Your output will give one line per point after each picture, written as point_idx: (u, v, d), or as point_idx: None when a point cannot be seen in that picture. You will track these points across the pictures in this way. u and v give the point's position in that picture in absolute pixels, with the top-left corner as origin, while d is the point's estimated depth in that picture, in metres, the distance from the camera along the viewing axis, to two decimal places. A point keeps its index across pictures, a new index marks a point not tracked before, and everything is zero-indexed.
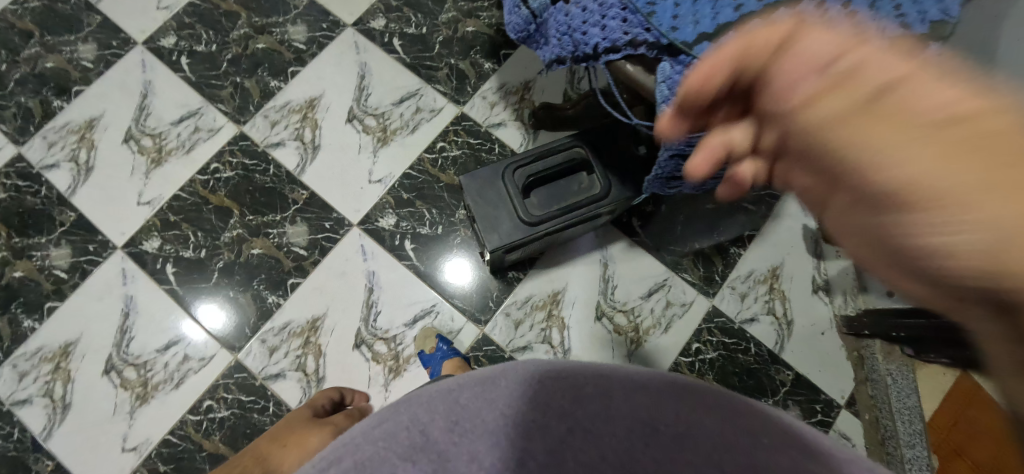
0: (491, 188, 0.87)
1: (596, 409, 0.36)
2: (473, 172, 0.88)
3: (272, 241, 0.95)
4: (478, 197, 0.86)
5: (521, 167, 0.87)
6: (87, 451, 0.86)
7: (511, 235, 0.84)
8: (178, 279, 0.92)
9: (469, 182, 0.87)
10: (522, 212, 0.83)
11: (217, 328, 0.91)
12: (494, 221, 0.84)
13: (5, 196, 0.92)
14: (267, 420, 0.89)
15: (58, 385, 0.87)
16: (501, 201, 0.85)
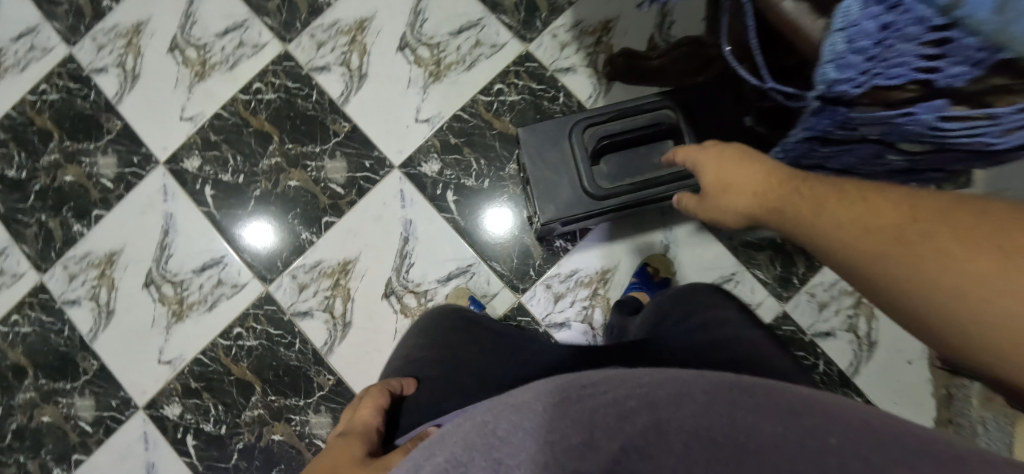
0: (554, 145, 0.76)
1: (636, 396, 0.35)
2: (538, 125, 0.77)
3: (310, 175, 0.89)
4: (538, 158, 0.76)
5: (593, 124, 0.75)
6: (128, 357, 0.89)
7: (568, 208, 0.75)
8: (216, 203, 0.89)
9: (529, 138, 0.77)
10: (587, 184, 0.73)
11: (262, 246, 0.89)
12: (553, 189, 0.75)
13: (57, 97, 0.91)
14: (293, 356, 0.88)
15: (103, 292, 0.90)
16: (563, 166, 0.75)
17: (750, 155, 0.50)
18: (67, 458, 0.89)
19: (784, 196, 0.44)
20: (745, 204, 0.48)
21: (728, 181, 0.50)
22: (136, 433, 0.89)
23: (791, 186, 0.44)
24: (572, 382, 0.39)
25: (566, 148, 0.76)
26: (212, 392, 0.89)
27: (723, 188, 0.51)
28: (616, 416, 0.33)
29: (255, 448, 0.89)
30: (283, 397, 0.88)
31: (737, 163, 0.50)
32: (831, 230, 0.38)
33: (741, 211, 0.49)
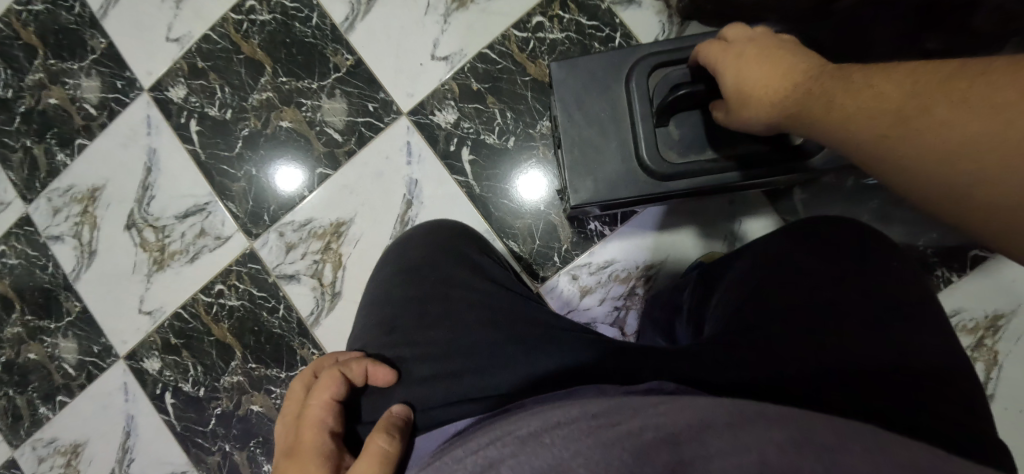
0: (605, 94, 0.56)
1: (654, 427, 0.31)
2: (583, 63, 0.56)
3: (304, 115, 0.77)
4: (578, 110, 0.56)
5: (666, 69, 0.54)
6: (108, 302, 0.83)
7: (614, 187, 0.55)
8: (202, 141, 0.79)
9: (570, 80, 0.56)
10: (647, 155, 0.54)
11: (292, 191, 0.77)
12: (594, 158, 0.55)
13: (43, 9, 0.82)
14: (276, 323, 0.78)
15: (86, 230, 0.83)
16: (612, 127, 0.55)
17: (771, 53, 0.45)
18: (53, 398, 0.86)
19: (815, 95, 0.40)
20: (792, 104, 0.42)
21: (751, 87, 0.45)
22: (115, 383, 0.83)
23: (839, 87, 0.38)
24: (596, 409, 0.36)
25: (623, 100, 0.55)
26: (191, 350, 0.81)
27: (760, 90, 0.44)
28: (631, 446, 0.30)
29: (233, 416, 0.80)
30: (264, 366, 0.79)
31: (758, 65, 0.45)
32: (881, 133, 0.34)
33: (777, 111, 0.43)
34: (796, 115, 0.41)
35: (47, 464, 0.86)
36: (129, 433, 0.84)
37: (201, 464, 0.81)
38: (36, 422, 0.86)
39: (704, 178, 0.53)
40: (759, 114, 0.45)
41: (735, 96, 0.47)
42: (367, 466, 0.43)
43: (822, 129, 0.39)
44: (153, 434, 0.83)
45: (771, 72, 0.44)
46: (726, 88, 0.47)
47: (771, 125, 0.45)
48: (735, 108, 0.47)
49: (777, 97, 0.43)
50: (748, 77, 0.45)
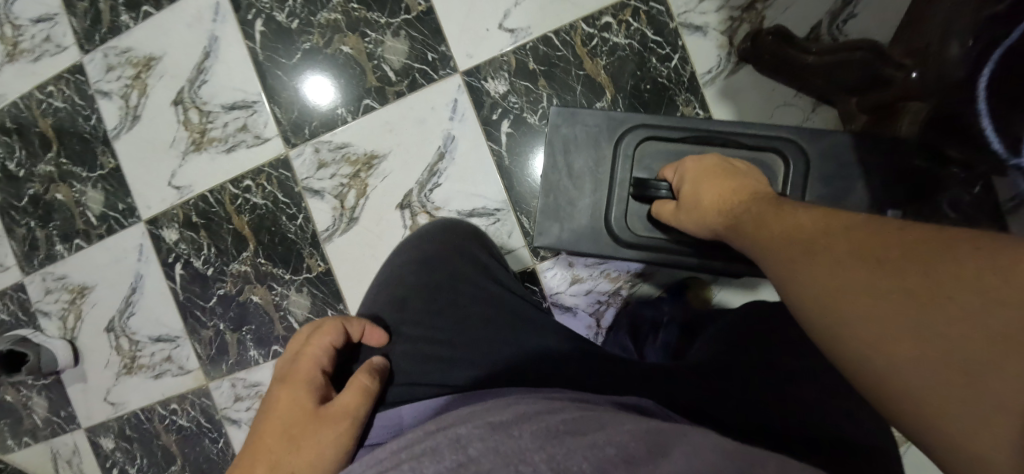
0: (593, 148, 0.66)
1: (617, 444, 0.35)
2: (579, 122, 0.67)
3: (365, 46, 0.80)
4: (562, 162, 0.67)
5: (652, 140, 0.65)
6: (140, 167, 0.88)
7: (576, 237, 0.66)
8: (262, 41, 0.83)
9: (563, 129, 0.68)
10: (614, 220, 0.65)
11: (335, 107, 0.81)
12: (566, 206, 0.67)
13: None
14: (292, 229, 0.84)
15: (134, 95, 0.87)
16: (590, 184, 0.66)
17: (727, 174, 0.53)
18: (70, 240, 0.92)
19: (762, 218, 0.44)
20: (747, 221, 0.46)
21: (706, 189, 0.52)
22: (132, 242, 0.90)
23: (780, 223, 0.41)
24: (568, 418, 0.40)
25: (607, 161, 0.66)
26: (209, 232, 0.87)
27: (716, 201, 0.51)
28: (593, 457, 0.34)
29: (233, 300, 0.87)
30: (271, 264, 0.85)
31: (717, 174, 0.54)
32: (790, 265, 0.37)
33: (730, 225, 0.48)
34: (746, 232, 0.45)
35: (54, 295, 0.94)
36: (134, 290, 0.91)
37: (194, 334, 0.89)
38: (51, 256, 0.93)
39: (655, 253, 0.63)
40: (708, 218, 0.51)
41: (694, 193, 0.53)
42: (352, 396, 0.51)
43: (760, 250, 0.41)
44: (156, 296, 0.90)
45: (726, 186, 0.52)
46: (688, 185, 0.55)
47: (721, 234, 0.50)
48: (692, 199, 0.53)
49: (732, 212, 0.49)
50: (712, 184, 0.52)
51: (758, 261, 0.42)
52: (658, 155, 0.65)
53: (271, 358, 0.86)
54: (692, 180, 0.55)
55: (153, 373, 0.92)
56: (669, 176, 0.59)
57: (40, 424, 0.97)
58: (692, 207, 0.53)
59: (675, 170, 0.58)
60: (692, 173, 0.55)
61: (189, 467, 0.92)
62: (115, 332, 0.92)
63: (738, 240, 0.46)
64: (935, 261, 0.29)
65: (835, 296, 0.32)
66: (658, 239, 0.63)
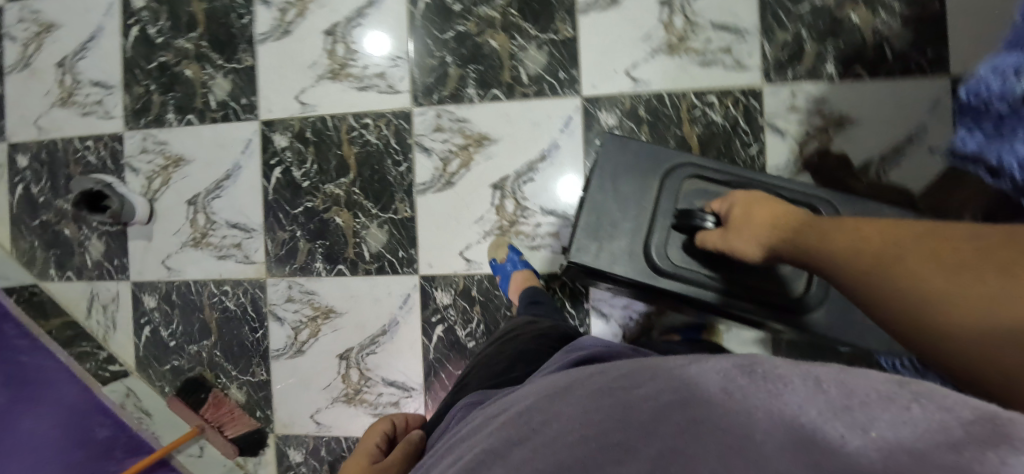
0: (640, 181, 0.75)
1: (600, 421, 0.35)
2: (632, 152, 0.76)
3: (511, 47, 0.93)
4: (610, 187, 0.75)
5: (694, 180, 0.75)
6: (275, 76, 0.98)
7: (613, 258, 0.74)
8: (424, 11, 0.95)
9: (617, 156, 0.76)
10: (651, 248, 0.74)
11: (467, 87, 0.94)
12: (608, 227, 0.75)
13: None
14: (394, 174, 0.95)
15: (292, 13, 0.98)
16: (634, 211, 0.75)
17: (777, 202, 0.65)
18: (183, 113, 1.01)
19: (827, 233, 0.53)
20: (812, 235, 0.55)
21: (757, 212, 0.64)
22: (242, 136, 0.99)
23: (849, 235, 0.50)
24: (581, 388, 0.41)
25: (652, 195, 0.75)
26: (317, 150, 0.97)
27: (772, 222, 0.61)
28: (573, 437, 0.35)
29: (317, 215, 0.97)
30: (363, 196, 0.96)
31: (764, 204, 0.64)
32: (867, 266, 0.45)
33: (794, 239, 0.57)
34: (814, 245, 0.53)
35: (148, 156, 1.02)
36: (228, 176, 1.00)
37: (270, 233, 0.98)
38: (158, 121, 1.01)
39: (682, 284, 0.73)
40: (766, 233, 0.61)
41: (752, 212, 0.64)
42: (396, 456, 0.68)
43: (831, 259, 0.50)
44: (246, 189, 0.99)
45: (775, 211, 0.63)
46: (740, 208, 0.66)
47: (784, 247, 0.59)
48: (751, 219, 0.64)
49: (799, 228, 0.58)
50: (767, 208, 0.63)
51: (831, 270, 0.50)
52: (699, 194, 0.75)
53: (334, 274, 0.97)
54: (743, 206, 0.66)
55: (217, 254, 1.00)
56: (722, 202, 0.71)
57: (90, 264, 1.04)
58: (748, 224, 0.64)
59: (730, 197, 0.70)
60: (743, 198, 0.67)
61: (220, 346, 1.01)
62: (196, 206, 1.01)
63: (805, 250, 0.55)
64: (995, 245, 0.37)
65: (912, 286, 0.41)
66: (687, 271, 0.73)
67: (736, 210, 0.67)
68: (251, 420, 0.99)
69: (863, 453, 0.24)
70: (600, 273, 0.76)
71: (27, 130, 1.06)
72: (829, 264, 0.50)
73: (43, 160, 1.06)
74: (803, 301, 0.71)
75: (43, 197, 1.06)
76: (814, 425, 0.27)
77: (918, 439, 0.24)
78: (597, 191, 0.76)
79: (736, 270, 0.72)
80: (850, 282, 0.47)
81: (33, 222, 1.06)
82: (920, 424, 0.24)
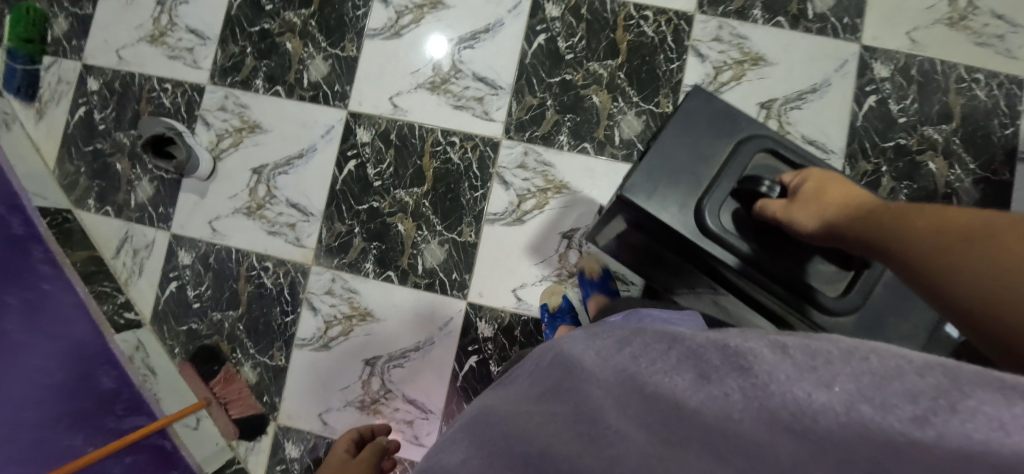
0: (714, 136, 0.67)
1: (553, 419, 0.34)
2: (717, 106, 0.68)
3: (612, 108, 0.95)
4: (683, 135, 0.67)
5: (770, 153, 0.67)
6: (374, 73, 0.99)
7: (663, 205, 0.65)
8: (536, 51, 0.97)
9: (698, 107, 0.68)
10: (707, 205, 0.65)
11: (560, 134, 0.95)
12: (668, 173, 0.66)
13: None
14: (468, 198, 0.95)
15: (408, 17, 0.99)
16: (699, 167, 0.66)
17: (852, 187, 0.55)
18: (272, 83, 1.00)
19: (894, 209, 0.45)
20: (880, 209, 0.47)
21: (822, 192, 0.55)
22: (326, 121, 0.99)
23: (925, 209, 0.41)
24: (561, 376, 0.39)
25: (722, 154, 0.67)
26: (398, 154, 0.97)
27: (835, 203, 0.53)
28: (518, 430, 0.35)
29: (379, 215, 0.96)
30: (431, 210, 0.95)
31: (841, 185, 0.56)
32: (930, 244, 0.38)
33: (852, 216, 0.49)
34: (876, 217, 0.46)
35: (225, 115, 1.01)
36: (301, 155, 0.99)
37: (328, 222, 0.97)
38: (245, 84, 1.01)
39: (721, 250, 0.64)
40: (820, 212, 0.54)
41: (818, 189, 0.56)
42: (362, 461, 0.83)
43: (889, 230, 0.43)
44: (315, 173, 0.98)
45: (842, 195, 0.54)
46: (805, 184, 0.58)
47: (837, 223, 0.51)
48: (811, 194, 0.56)
49: (867, 205, 0.50)
50: (833, 190, 0.55)
51: (886, 244, 0.43)
52: (767, 168, 0.67)
53: (381, 279, 0.95)
54: (811, 184, 0.57)
55: (269, 228, 0.98)
56: (789, 178, 0.62)
57: (133, 205, 1.02)
58: (803, 199, 0.56)
59: (802, 173, 0.61)
60: (813, 175, 0.59)
61: (245, 320, 0.98)
62: (260, 176, 0.99)
63: (861, 223, 0.47)
64: None
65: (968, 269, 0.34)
66: (732, 238, 0.64)
67: (799, 186, 0.59)
68: (256, 404, 0.96)
69: (828, 418, 0.22)
70: (641, 215, 0.67)
71: (107, 56, 1.05)
72: (883, 236, 0.43)
73: (114, 90, 1.05)
74: (838, 306, 0.63)
75: (104, 125, 1.04)
76: (780, 391, 0.24)
77: (877, 388, 0.21)
78: (666, 132, 0.68)
79: (779, 248, 0.64)
80: (905, 259, 0.40)
81: (86, 148, 1.05)
82: (876, 370, 0.22)
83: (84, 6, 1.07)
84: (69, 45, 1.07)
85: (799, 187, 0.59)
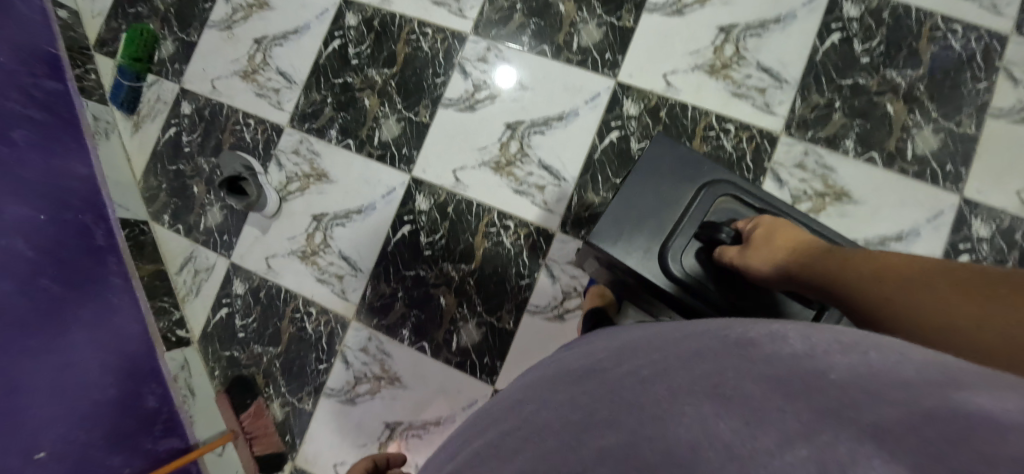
0: (676, 184, 0.71)
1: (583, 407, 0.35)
2: (679, 152, 0.72)
3: None
4: (649, 184, 0.71)
5: (729, 198, 0.71)
6: (441, 143, 1.00)
7: (627, 251, 0.70)
8: (606, 148, 0.95)
9: (662, 154, 0.72)
10: (668, 251, 0.69)
11: None
12: (632, 218, 0.71)
13: None
14: (513, 285, 0.95)
15: (484, 92, 1.00)
16: (664, 214, 0.70)
17: (796, 230, 0.62)
18: (345, 135, 1.04)
19: (856, 262, 0.51)
20: (840, 264, 0.53)
21: (779, 237, 0.61)
22: (389, 183, 1.01)
23: (876, 266, 0.49)
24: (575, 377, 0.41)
25: (683, 203, 0.71)
26: (452, 228, 0.97)
27: (791, 250, 0.60)
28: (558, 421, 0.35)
29: (423, 284, 0.98)
30: (475, 290, 0.96)
31: (788, 229, 0.62)
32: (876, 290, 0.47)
33: (817, 269, 0.55)
34: (842, 274, 0.52)
35: (298, 159, 1.05)
36: (360, 211, 1.01)
37: (375, 282, 0.99)
38: (320, 132, 1.05)
39: (686, 292, 0.69)
40: (784, 260, 0.59)
41: (772, 235, 0.62)
42: None
43: (855, 288, 0.49)
44: (370, 232, 1.01)
45: (796, 240, 0.61)
46: (759, 231, 0.63)
47: (803, 276, 0.57)
48: (770, 242, 0.61)
49: (824, 255, 0.56)
50: (787, 237, 0.61)
51: (850, 298, 0.50)
52: (727, 212, 0.71)
53: (415, 348, 0.97)
54: (763, 229, 0.63)
55: (319, 275, 1.02)
56: (742, 223, 0.68)
57: (201, 228, 1.08)
58: (763, 247, 0.61)
59: (751, 220, 0.67)
60: (764, 220, 0.65)
61: (282, 358, 1.02)
62: (319, 223, 1.03)
63: (828, 277, 0.53)
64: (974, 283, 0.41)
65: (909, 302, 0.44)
66: (697, 281, 0.68)
67: (752, 232, 0.64)
68: (278, 442, 0.99)
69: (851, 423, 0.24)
70: (609, 259, 0.72)
71: (202, 83, 1.12)
72: (852, 290, 0.50)
73: (203, 117, 1.11)
74: None
75: (190, 148, 1.11)
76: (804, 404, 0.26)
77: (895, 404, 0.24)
78: (629, 179, 0.72)
79: (735, 287, 0.68)
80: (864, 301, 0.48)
81: (169, 166, 1.12)
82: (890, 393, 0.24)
83: (190, 33, 1.14)
84: (172, 68, 1.14)
85: (753, 232, 0.64)
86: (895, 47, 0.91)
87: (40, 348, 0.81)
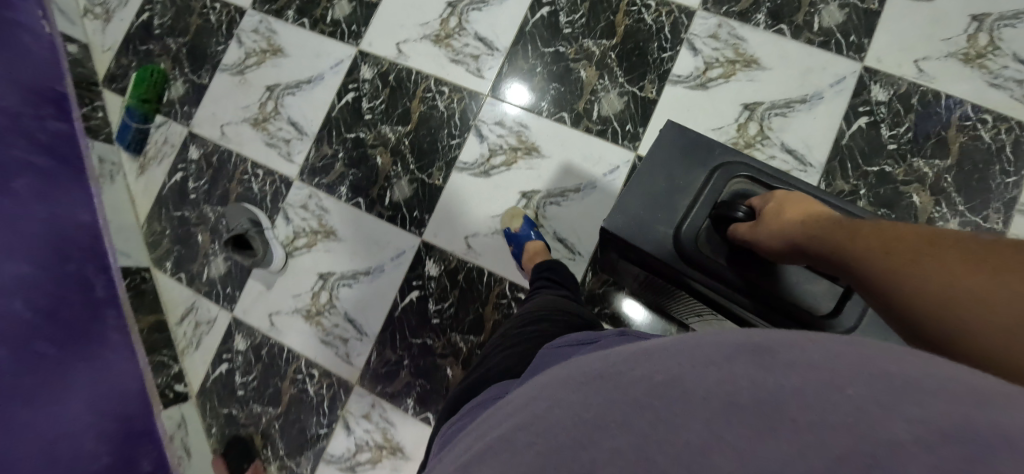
0: (689, 166, 0.69)
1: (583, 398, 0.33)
2: (692, 133, 0.70)
3: None
4: (661, 170, 0.69)
5: (745, 179, 0.68)
6: (454, 203, 0.98)
7: (638, 228, 0.67)
8: None
9: (675, 136, 0.70)
10: (681, 229, 0.66)
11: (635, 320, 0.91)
12: (644, 198, 0.68)
13: (649, 28, 0.97)
14: None
15: (500, 158, 0.98)
16: (676, 196, 0.68)
17: (809, 205, 0.57)
18: (355, 193, 1.01)
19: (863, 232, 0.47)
20: (846, 235, 0.49)
21: (786, 213, 0.57)
22: (399, 245, 0.98)
23: (886, 237, 0.44)
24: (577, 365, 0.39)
25: (697, 184, 0.68)
26: (462, 295, 0.95)
27: (797, 223, 0.55)
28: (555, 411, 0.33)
29: (430, 351, 0.95)
30: None
31: (801, 203, 0.58)
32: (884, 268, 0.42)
33: (820, 243, 0.51)
34: (847, 245, 0.48)
35: (306, 214, 1.03)
36: (368, 272, 0.99)
37: (381, 346, 0.97)
38: (330, 188, 1.02)
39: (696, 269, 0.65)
40: (788, 236, 0.55)
41: (778, 213, 0.58)
42: None
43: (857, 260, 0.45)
44: (378, 294, 0.98)
45: (805, 213, 0.56)
46: (768, 211, 0.59)
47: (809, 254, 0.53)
48: (776, 221, 0.57)
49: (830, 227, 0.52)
50: (795, 212, 0.57)
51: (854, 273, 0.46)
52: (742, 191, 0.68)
53: (418, 418, 0.94)
54: (774, 206, 0.59)
55: (324, 336, 0.99)
56: (754, 203, 0.64)
57: (204, 278, 1.06)
58: (769, 226, 0.57)
59: (765, 199, 0.62)
60: (777, 199, 0.60)
61: (282, 419, 0.99)
62: (325, 281, 1.00)
63: (832, 251, 0.49)
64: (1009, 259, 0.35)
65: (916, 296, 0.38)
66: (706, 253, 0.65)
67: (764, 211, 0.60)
68: None
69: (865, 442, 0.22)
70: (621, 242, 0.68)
71: (211, 127, 1.10)
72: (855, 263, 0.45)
73: (212, 163, 1.09)
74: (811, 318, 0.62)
75: (196, 193, 1.09)
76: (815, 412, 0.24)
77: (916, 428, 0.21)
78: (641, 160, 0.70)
79: (746, 261, 0.64)
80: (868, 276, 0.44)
81: (174, 212, 1.09)
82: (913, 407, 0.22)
83: (201, 75, 1.12)
84: (181, 109, 1.12)
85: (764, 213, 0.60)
86: (923, 133, 0.89)
87: (34, 411, 0.78)
